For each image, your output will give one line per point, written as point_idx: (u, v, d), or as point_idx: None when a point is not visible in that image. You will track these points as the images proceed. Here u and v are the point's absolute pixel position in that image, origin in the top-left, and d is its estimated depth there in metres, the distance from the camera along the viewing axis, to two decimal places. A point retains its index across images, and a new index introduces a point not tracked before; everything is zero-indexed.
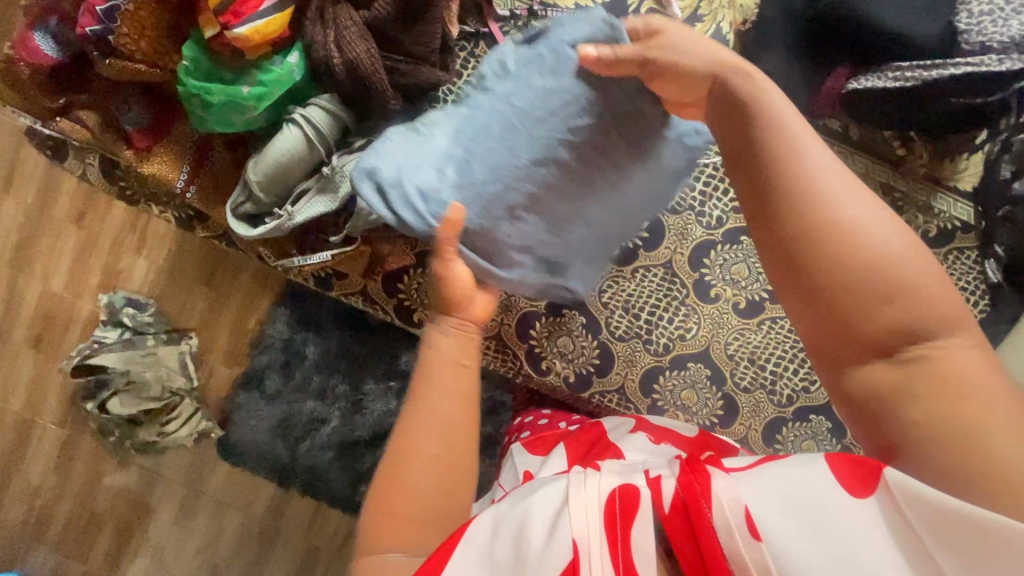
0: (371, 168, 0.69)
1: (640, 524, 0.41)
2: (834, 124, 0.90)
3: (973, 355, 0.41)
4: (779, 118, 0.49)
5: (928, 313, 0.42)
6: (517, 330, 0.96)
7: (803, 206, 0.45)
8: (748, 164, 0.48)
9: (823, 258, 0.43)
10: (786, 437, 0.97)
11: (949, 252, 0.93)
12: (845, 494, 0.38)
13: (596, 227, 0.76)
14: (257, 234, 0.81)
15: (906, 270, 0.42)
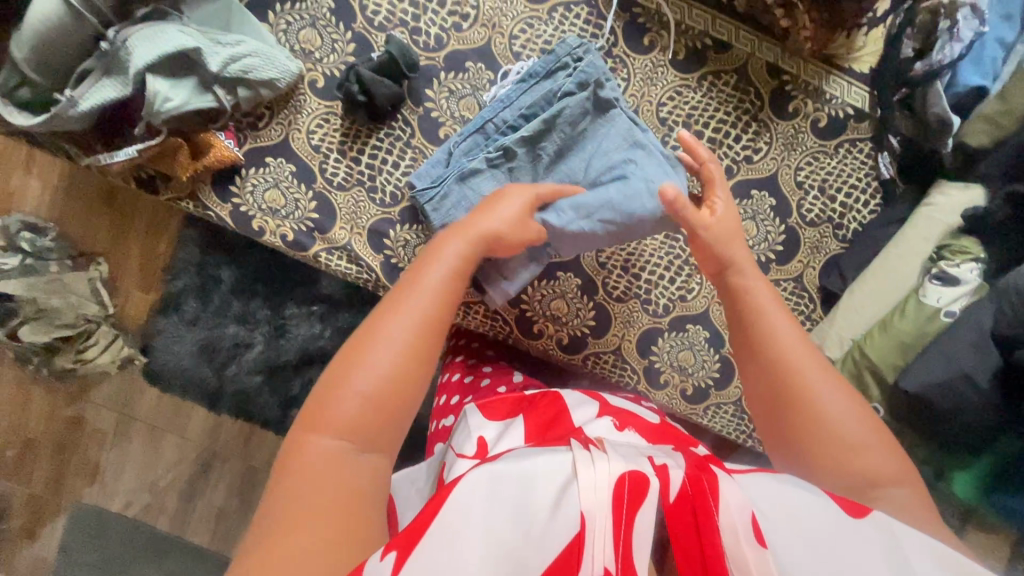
0: (438, 209, 0.76)
1: (645, 509, 0.45)
2: None
3: (913, 502, 0.54)
4: (772, 313, 0.64)
5: (871, 470, 0.54)
6: (368, 232, 0.86)
7: (782, 375, 0.60)
8: (755, 334, 0.63)
9: (793, 417, 0.58)
10: (662, 347, 0.94)
11: (839, 145, 0.85)
12: (839, 515, 0.46)
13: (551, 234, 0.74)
14: (39, 124, 0.70)
15: (846, 427, 0.56)
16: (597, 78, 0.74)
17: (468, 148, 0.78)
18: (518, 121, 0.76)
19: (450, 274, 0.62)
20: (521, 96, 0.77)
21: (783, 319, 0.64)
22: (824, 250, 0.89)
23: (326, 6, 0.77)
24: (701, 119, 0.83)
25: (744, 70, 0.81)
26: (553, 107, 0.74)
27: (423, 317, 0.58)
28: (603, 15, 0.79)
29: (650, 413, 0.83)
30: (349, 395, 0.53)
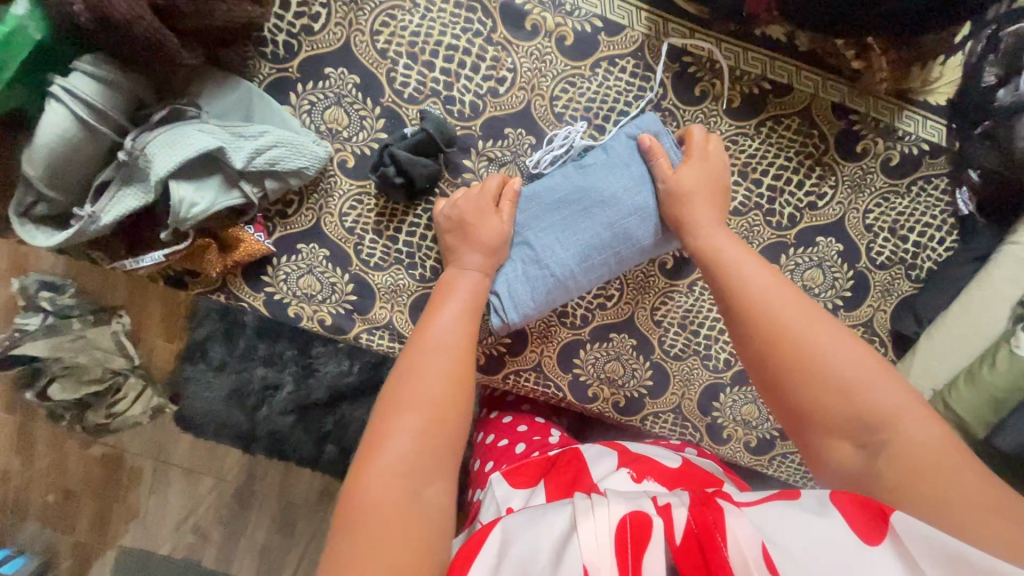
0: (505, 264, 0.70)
1: (651, 553, 0.42)
2: (774, 31, 0.72)
3: (932, 433, 0.45)
4: (738, 261, 0.59)
5: (868, 403, 0.47)
6: (410, 310, 0.81)
7: (748, 321, 0.55)
8: (728, 280, 0.59)
9: (764, 362, 0.53)
10: (725, 402, 0.89)
11: (912, 183, 0.78)
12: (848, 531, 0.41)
13: (581, 245, 0.69)
14: (60, 241, 0.65)
15: (827, 363, 0.50)
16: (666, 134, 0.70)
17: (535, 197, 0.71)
18: (587, 165, 0.70)
19: (460, 318, 0.61)
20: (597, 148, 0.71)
21: (749, 261, 0.59)
22: (896, 291, 0.84)
23: (352, 82, 0.70)
24: (760, 167, 0.76)
25: (807, 112, 0.74)
26: (623, 160, 0.69)
27: (449, 360, 0.57)
28: (651, 66, 0.72)
29: (667, 455, 0.76)
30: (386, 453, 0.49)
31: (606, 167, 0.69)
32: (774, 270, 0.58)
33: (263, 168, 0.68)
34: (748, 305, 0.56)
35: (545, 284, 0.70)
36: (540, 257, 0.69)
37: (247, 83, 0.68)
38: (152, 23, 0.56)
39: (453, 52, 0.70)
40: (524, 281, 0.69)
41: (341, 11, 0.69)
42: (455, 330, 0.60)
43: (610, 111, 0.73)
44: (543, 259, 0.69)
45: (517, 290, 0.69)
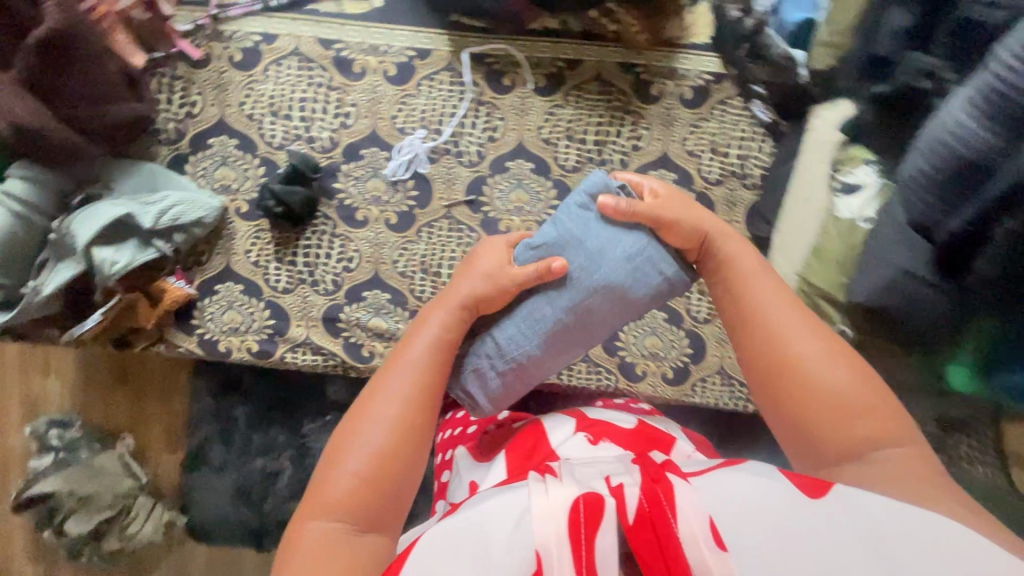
0: (473, 356, 0.71)
1: (603, 535, 0.40)
2: (551, 23, 0.88)
3: (915, 467, 0.48)
4: (754, 280, 0.61)
5: (857, 426, 0.50)
6: (323, 321, 0.93)
7: (754, 331, 0.57)
8: (743, 301, 0.60)
9: (767, 367, 0.55)
10: (627, 339, 0.97)
11: (712, 108, 0.91)
12: (800, 498, 0.42)
13: (540, 336, 0.70)
14: (14, 317, 0.80)
15: (823, 383, 0.52)
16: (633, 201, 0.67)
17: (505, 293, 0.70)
18: (555, 251, 0.68)
19: (434, 345, 0.63)
20: (567, 227, 0.69)
21: (768, 278, 0.61)
22: (740, 202, 0.93)
23: (231, 144, 0.88)
24: (581, 128, 0.90)
25: (601, 75, 0.89)
26: (587, 242, 0.68)
27: (406, 399, 0.58)
28: (463, 73, 0.89)
29: (626, 418, 0.77)
30: (337, 476, 0.53)
31: (573, 253, 0.68)
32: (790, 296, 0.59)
33: (169, 223, 0.83)
34: (750, 321, 0.58)
35: (510, 373, 0.71)
36: (505, 350, 0.70)
37: (148, 163, 0.86)
38: (56, 127, 0.74)
39: (305, 103, 0.88)
40: (495, 369, 0.70)
41: (211, 95, 0.86)
42: (421, 357, 0.62)
43: (441, 116, 0.89)
44: (509, 350, 0.70)
45: (487, 381, 0.71)
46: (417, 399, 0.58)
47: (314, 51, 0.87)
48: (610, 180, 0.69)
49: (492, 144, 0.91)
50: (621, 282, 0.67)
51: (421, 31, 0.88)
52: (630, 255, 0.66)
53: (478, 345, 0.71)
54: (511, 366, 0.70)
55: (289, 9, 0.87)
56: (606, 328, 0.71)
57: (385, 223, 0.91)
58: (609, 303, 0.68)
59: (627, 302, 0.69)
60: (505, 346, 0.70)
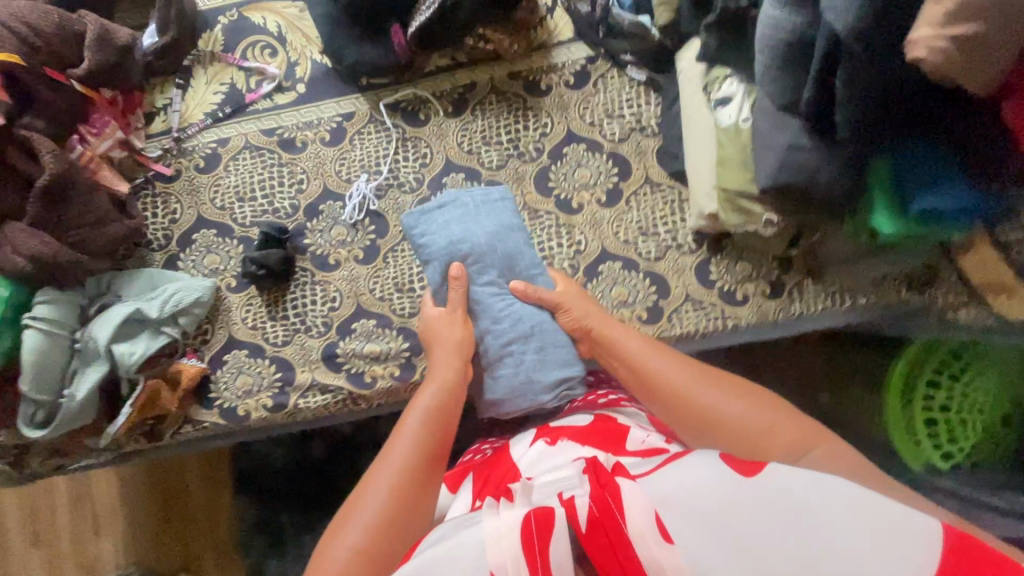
0: (506, 379, 0.88)
1: (556, 541, 0.50)
2: (443, 60, 1.06)
3: (826, 448, 0.66)
4: (648, 359, 0.77)
5: (780, 438, 0.66)
6: (324, 360, 1.02)
7: (674, 399, 0.72)
8: (648, 380, 0.75)
9: (698, 424, 0.69)
10: (596, 294, 1.03)
11: (596, 83, 1.06)
12: (733, 478, 0.51)
13: (517, 309, 0.90)
14: (58, 426, 0.90)
15: (738, 418, 0.68)
16: (455, 197, 0.93)
17: (484, 310, 0.90)
18: (469, 259, 0.90)
19: (416, 437, 0.74)
20: (454, 239, 0.90)
21: (648, 351, 0.78)
22: (649, 149, 1.05)
23: (212, 233, 1.03)
24: (494, 132, 1.06)
25: (496, 87, 1.06)
26: (470, 233, 0.91)
27: (394, 480, 0.70)
28: (385, 120, 1.06)
29: (580, 415, 0.84)
30: (343, 549, 0.63)
31: (476, 249, 0.90)
32: (673, 357, 0.77)
33: (172, 308, 0.96)
34: (667, 392, 0.73)
35: (532, 351, 0.89)
36: (511, 343, 0.89)
37: (147, 268, 1.00)
38: (68, 254, 0.90)
39: (265, 183, 1.05)
40: (531, 371, 0.88)
41: (187, 200, 1.03)
42: (408, 446, 0.73)
43: (377, 160, 1.05)
44: (515, 341, 0.89)
45: (527, 372, 0.88)
46: (411, 475, 0.70)
47: (262, 140, 1.05)
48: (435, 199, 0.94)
49: (426, 168, 1.05)
50: (494, 223, 0.92)
51: (342, 99, 1.06)
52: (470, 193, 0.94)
53: (500, 366, 0.89)
54: (531, 351, 0.89)
55: (233, 115, 1.06)
56: (528, 253, 0.93)
57: (355, 259, 1.04)
58: (521, 249, 0.92)
59: (504, 225, 0.93)
60: (515, 350, 0.89)
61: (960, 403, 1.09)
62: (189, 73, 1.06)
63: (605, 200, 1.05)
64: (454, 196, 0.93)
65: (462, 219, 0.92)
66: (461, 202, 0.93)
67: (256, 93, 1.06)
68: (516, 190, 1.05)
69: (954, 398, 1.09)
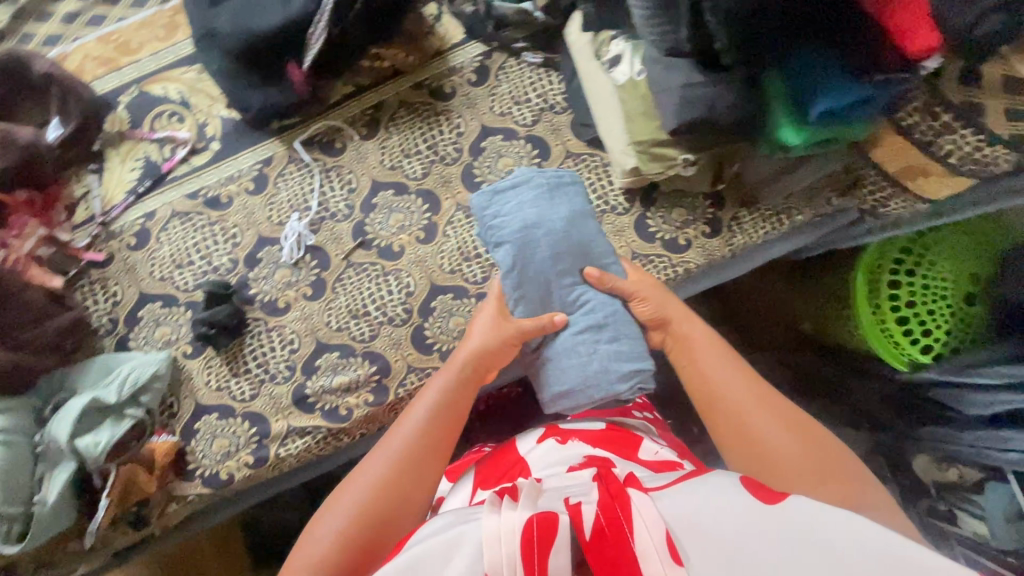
0: (580, 368, 0.81)
1: (558, 551, 0.45)
2: (347, 86, 1.08)
3: (877, 504, 0.62)
4: (715, 364, 0.75)
5: (836, 472, 0.63)
6: (296, 404, 1.01)
7: (731, 408, 0.70)
8: (705, 390, 0.74)
9: (750, 432, 0.68)
10: None
11: (497, 75, 1.09)
12: (761, 504, 0.48)
13: (591, 298, 0.85)
14: (35, 536, 0.87)
15: (796, 439, 0.66)
16: (518, 180, 0.87)
17: (551, 292, 0.84)
18: (535, 245, 0.84)
19: (424, 420, 0.72)
20: (521, 222, 0.84)
21: (720, 358, 0.76)
22: (562, 125, 1.08)
23: (157, 306, 1.02)
24: (412, 143, 1.08)
25: (404, 100, 1.08)
26: (537, 218, 0.85)
27: (396, 459, 0.68)
28: (302, 156, 1.07)
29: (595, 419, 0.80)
30: (320, 530, 0.63)
31: (542, 232, 0.84)
32: (744, 371, 0.74)
33: (130, 388, 0.95)
34: (727, 400, 0.71)
35: (609, 342, 0.82)
36: (586, 332, 0.83)
37: (98, 356, 0.99)
38: (8, 357, 0.88)
39: (200, 245, 1.05)
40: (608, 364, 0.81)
41: (126, 280, 1.03)
42: (416, 425, 0.72)
43: (305, 196, 1.06)
44: (590, 330, 0.83)
45: (606, 365, 0.81)
46: (407, 462, 0.68)
47: (187, 204, 1.06)
48: (490, 190, 0.88)
49: (354, 193, 1.07)
50: (566, 207, 0.86)
51: (257, 147, 1.07)
52: (534, 178, 0.88)
53: (569, 357, 0.82)
54: (605, 340, 0.82)
55: (154, 187, 1.06)
56: (602, 242, 0.87)
57: (304, 297, 1.04)
58: (592, 235, 0.86)
59: (574, 210, 0.87)
60: (586, 339, 0.82)
61: (925, 294, 1.05)
62: (102, 157, 1.07)
63: None
64: (519, 182, 0.87)
65: (530, 204, 0.86)
66: (529, 186, 0.87)
67: (172, 160, 1.06)
68: (445, 194, 1.07)
69: (916, 291, 1.05)
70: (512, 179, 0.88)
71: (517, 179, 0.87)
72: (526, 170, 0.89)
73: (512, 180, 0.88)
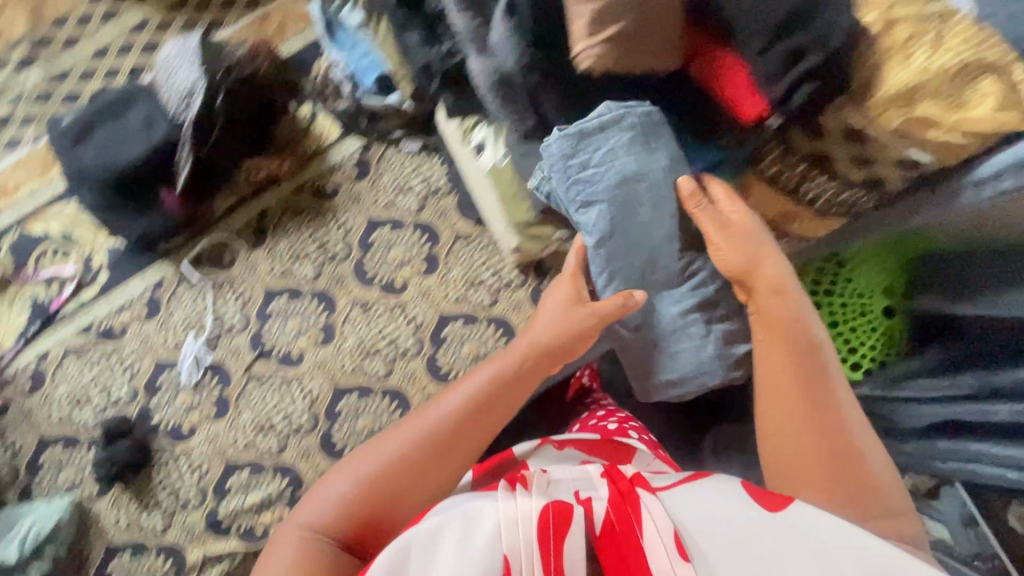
0: (695, 345, 0.77)
1: (570, 540, 0.46)
2: (229, 197, 1.07)
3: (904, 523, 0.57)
4: (790, 318, 0.69)
5: (869, 472, 0.59)
6: (210, 530, 0.99)
7: (802, 365, 0.66)
8: (775, 322, 0.69)
9: (799, 403, 0.64)
10: (448, 359, 1.03)
11: (378, 166, 1.10)
12: (758, 512, 0.48)
13: (684, 295, 0.77)
14: None
15: (844, 441, 0.61)
16: (606, 127, 0.71)
17: (623, 269, 0.76)
18: (614, 212, 0.74)
19: (460, 403, 0.66)
20: (602, 190, 0.74)
21: (805, 307, 0.70)
22: (447, 207, 1.08)
23: (59, 448, 1.01)
24: (301, 246, 1.08)
25: (288, 204, 1.09)
26: (609, 186, 0.74)
27: (416, 437, 0.62)
28: (191, 274, 1.06)
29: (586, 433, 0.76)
30: (319, 495, 0.59)
31: (614, 209, 0.74)
32: (816, 344, 0.69)
33: (33, 543, 0.93)
34: (800, 353, 0.67)
35: (699, 346, 0.76)
36: (694, 314, 0.77)
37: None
38: None
39: (97, 379, 1.03)
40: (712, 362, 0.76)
41: (23, 426, 1.01)
42: (461, 401, 0.66)
43: (199, 314, 1.06)
44: (697, 304, 0.77)
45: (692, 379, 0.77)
46: (513, 382, 0.69)
47: (80, 339, 1.04)
48: (596, 120, 0.72)
49: (249, 303, 1.06)
50: (637, 167, 0.73)
51: (145, 271, 1.07)
52: (617, 133, 0.72)
53: (676, 339, 0.77)
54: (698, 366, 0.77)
55: (44, 327, 1.05)
56: (671, 244, 0.76)
57: (208, 417, 1.03)
58: (664, 229, 0.75)
59: (653, 175, 0.74)
60: (682, 347, 0.77)
61: None
62: None
63: (424, 268, 1.07)
64: (612, 134, 0.72)
65: (619, 157, 0.73)
66: (614, 146, 0.72)
67: (61, 297, 1.05)
68: (340, 292, 1.07)
69: None
70: (625, 113, 0.71)
71: (615, 126, 0.71)
72: (631, 109, 0.72)
73: (609, 122, 0.72)
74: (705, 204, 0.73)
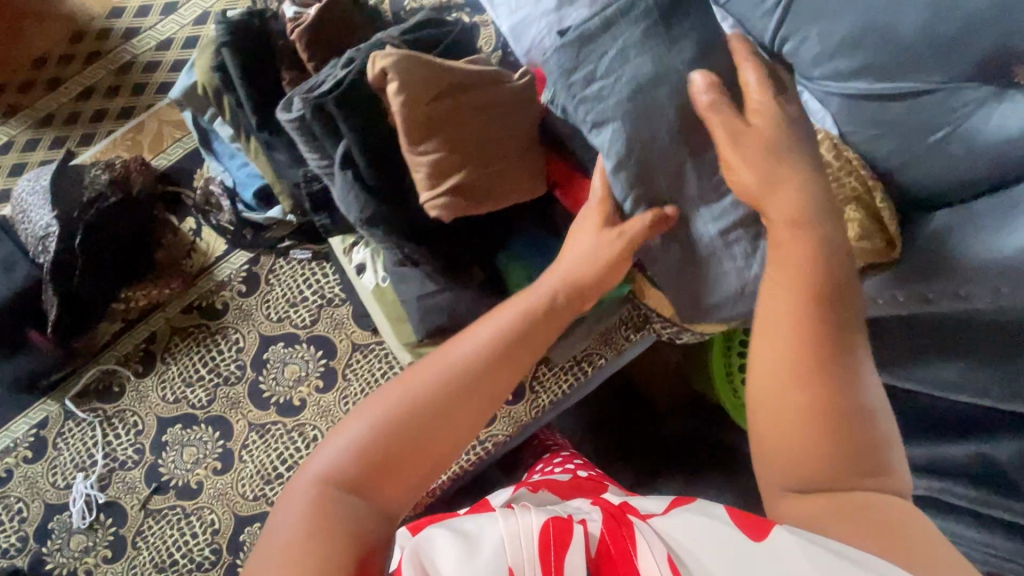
0: None
1: (572, 557, 0.44)
2: (113, 325, 1.05)
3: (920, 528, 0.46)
4: (803, 268, 0.55)
5: (873, 467, 0.48)
6: None
7: (809, 342, 0.51)
8: (788, 265, 0.55)
9: (811, 376, 0.50)
10: None
11: (269, 280, 1.07)
12: (743, 541, 0.45)
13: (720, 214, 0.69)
14: None
15: (857, 410, 0.49)
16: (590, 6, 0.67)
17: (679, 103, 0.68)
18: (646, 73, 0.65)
19: (490, 340, 0.59)
20: (611, 87, 0.65)
21: (808, 267, 0.54)
22: (344, 318, 1.04)
23: None
24: (192, 370, 1.03)
25: (175, 327, 1.05)
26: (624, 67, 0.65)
27: (436, 385, 0.55)
28: (78, 412, 1.02)
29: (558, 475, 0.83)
30: (322, 455, 0.52)
31: (650, 66, 0.65)
32: (836, 304, 0.53)
33: None
34: (801, 337, 0.51)
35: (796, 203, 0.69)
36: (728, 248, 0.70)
37: None
38: None
39: None
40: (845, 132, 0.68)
41: None
42: (487, 335, 0.59)
43: (88, 453, 1.01)
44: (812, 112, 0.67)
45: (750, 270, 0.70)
46: (541, 321, 0.61)
47: None
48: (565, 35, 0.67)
49: (142, 435, 1.02)
50: (649, 69, 0.65)
51: (32, 409, 1.04)
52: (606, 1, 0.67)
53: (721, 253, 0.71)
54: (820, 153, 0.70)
55: None
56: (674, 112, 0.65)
57: (103, 561, 0.96)
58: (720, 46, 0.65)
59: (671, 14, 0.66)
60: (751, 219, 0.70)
61: None
62: None
63: (323, 385, 1.01)
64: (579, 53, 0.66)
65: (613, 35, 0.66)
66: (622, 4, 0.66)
67: None
68: (236, 417, 1.02)
69: None
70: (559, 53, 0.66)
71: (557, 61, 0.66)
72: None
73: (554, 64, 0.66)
74: (722, 105, 0.61)
